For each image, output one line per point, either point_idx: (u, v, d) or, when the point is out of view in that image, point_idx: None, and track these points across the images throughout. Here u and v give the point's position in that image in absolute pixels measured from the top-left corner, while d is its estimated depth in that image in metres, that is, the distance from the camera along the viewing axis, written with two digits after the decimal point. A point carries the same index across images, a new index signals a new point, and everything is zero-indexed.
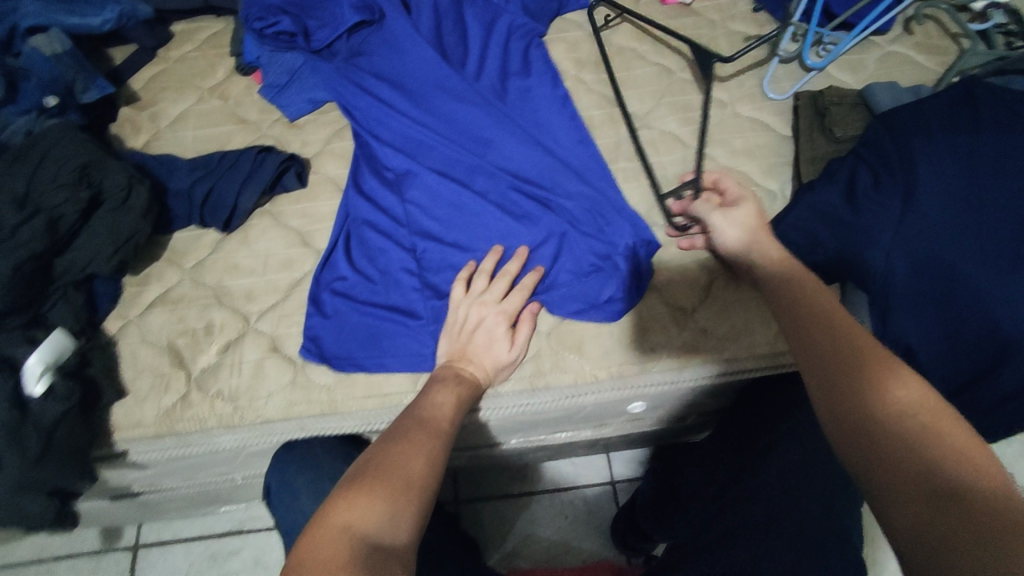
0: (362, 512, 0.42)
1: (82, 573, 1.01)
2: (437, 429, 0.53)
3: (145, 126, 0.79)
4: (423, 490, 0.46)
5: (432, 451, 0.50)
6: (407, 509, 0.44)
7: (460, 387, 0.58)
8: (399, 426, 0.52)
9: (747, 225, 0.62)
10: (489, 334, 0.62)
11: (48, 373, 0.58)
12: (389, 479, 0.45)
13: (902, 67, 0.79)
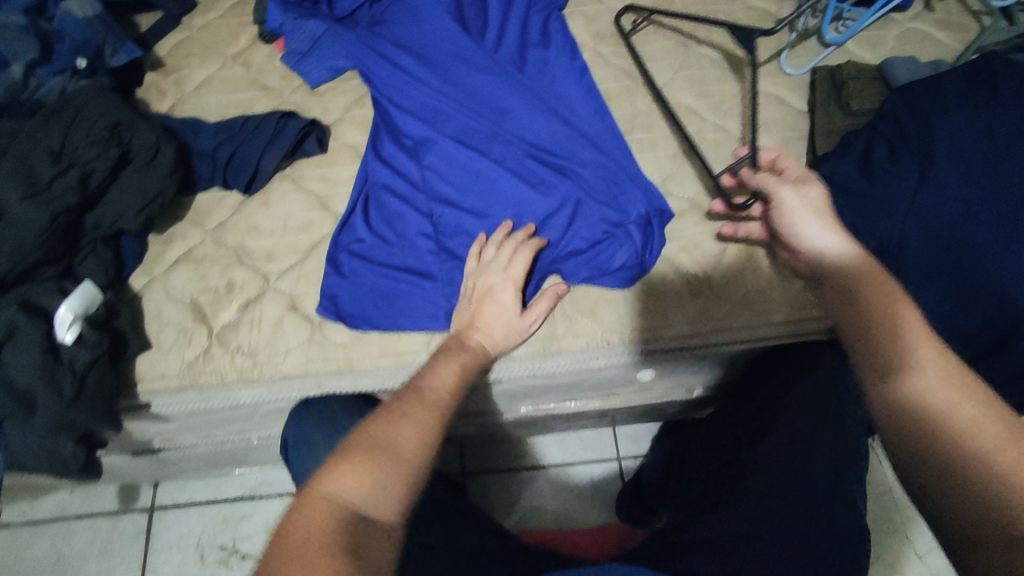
0: (348, 487, 0.43)
1: (100, 532, 1.04)
2: (437, 401, 0.52)
3: (170, 91, 0.81)
4: (413, 465, 0.46)
5: (429, 425, 0.49)
6: (395, 485, 0.45)
7: (464, 356, 0.58)
8: (397, 397, 0.51)
9: (806, 205, 0.59)
10: (495, 306, 0.62)
11: (77, 322, 0.60)
12: (379, 454, 0.46)
13: (921, 44, 0.79)
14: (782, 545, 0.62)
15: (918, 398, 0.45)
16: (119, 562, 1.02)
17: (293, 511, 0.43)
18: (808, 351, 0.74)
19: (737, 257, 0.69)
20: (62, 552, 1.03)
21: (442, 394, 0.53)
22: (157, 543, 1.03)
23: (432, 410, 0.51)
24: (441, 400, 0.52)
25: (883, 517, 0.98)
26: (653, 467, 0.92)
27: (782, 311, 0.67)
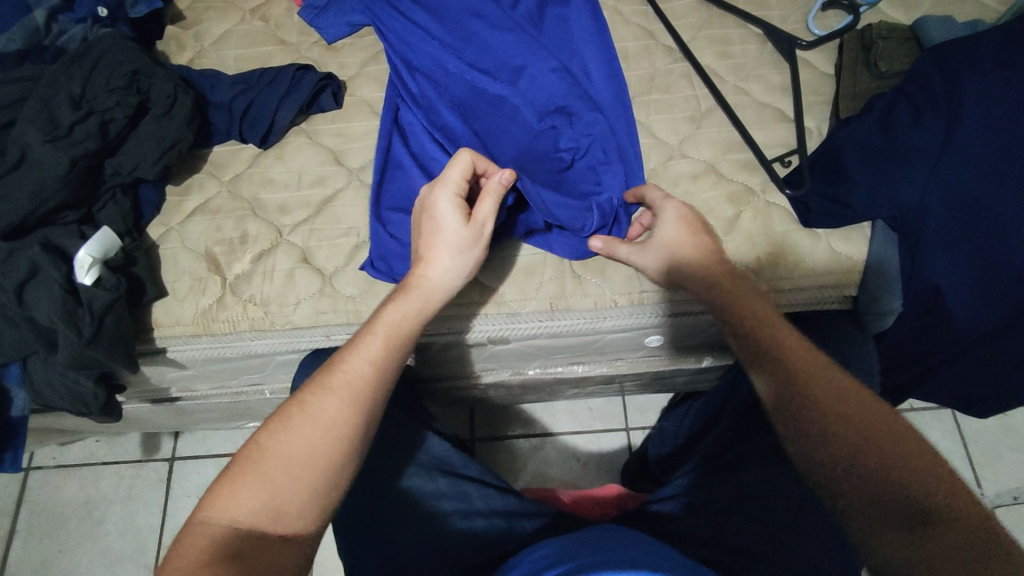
0: (235, 504, 0.48)
1: (124, 478, 1.08)
2: (345, 390, 0.52)
3: (190, 44, 0.81)
4: (313, 469, 0.49)
5: (324, 423, 0.50)
6: (285, 492, 0.49)
7: (393, 309, 0.55)
8: (308, 387, 0.52)
9: (667, 253, 0.60)
10: (431, 240, 0.58)
11: (96, 266, 0.61)
12: (266, 467, 0.49)
13: (959, 5, 0.76)
14: (783, 508, 0.63)
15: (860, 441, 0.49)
16: (141, 507, 1.06)
17: (188, 522, 0.48)
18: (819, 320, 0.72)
19: (752, 221, 0.68)
20: (89, 495, 1.07)
21: (354, 380, 0.52)
22: (177, 491, 1.07)
23: (340, 401, 0.51)
24: (354, 388, 0.52)
25: None
26: (660, 444, 0.90)
27: (791, 280, 0.66)
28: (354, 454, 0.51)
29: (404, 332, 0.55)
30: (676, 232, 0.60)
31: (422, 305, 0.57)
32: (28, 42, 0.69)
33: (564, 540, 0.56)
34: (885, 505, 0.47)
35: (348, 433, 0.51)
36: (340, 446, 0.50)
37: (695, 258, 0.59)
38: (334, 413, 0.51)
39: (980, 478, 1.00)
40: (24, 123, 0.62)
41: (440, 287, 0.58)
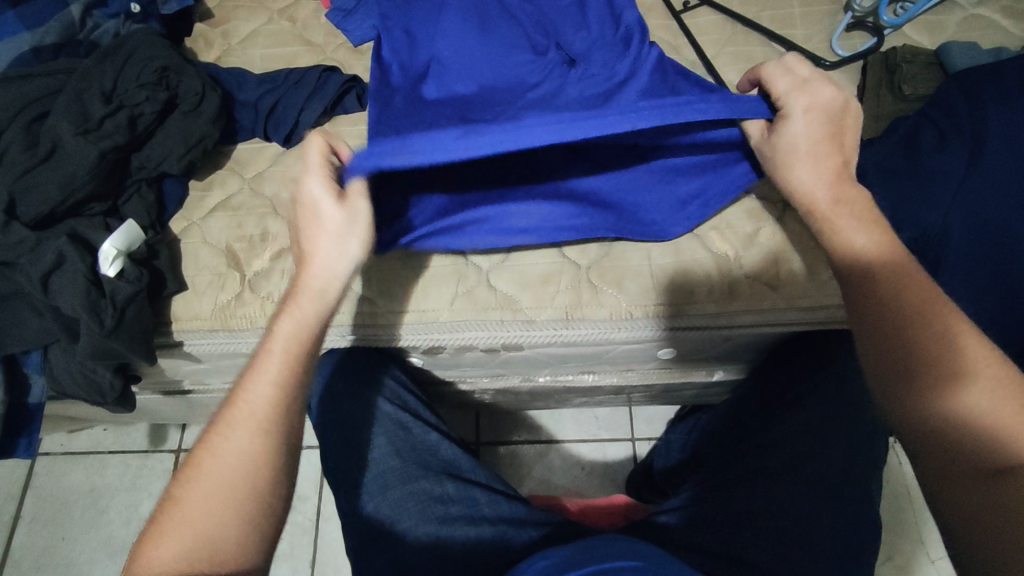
0: (161, 553, 0.48)
1: (130, 468, 1.09)
2: (249, 414, 0.52)
3: (218, 42, 0.82)
4: (229, 502, 0.49)
5: (236, 449, 0.51)
6: (206, 530, 0.48)
7: (284, 323, 0.54)
8: (215, 420, 0.52)
9: (792, 153, 0.56)
10: (317, 226, 0.55)
11: (120, 258, 0.62)
12: (184, 510, 0.49)
13: (984, 31, 0.76)
14: (792, 523, 0.63)
15: (978, 416, 0.47)
16: (146, 497, 1.07)
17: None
18: (833, 341, 0.72)
19: (770, 238, 0.68)
20: (94, 483, 1.08)
21: (258, 402, 0.52)
22: None
23: (245, 430, 0.51)
24: (257, 415, 0.52)
25: (897, 520, 0.97)
26: (666, 456, 0.90)
27: (807, 298, 0.66)
28: (265, 475, 0.51)
29: (303, 340, 0.54)
30: (807, 134, 0.56)
31: (319, 307, 0.55)
32: (63, 35, 0.70)
33: (571, 550, 0.56)
34: (953, 476, 0.47)
35: (252, 459, 0.50)
36: (250, 473, 0.50)
37: (811, 175, 0.56)
38: (240, 442, 0.51)
39: None
40: (57, 116, 0.63)
41: (322, 288, 0.55)
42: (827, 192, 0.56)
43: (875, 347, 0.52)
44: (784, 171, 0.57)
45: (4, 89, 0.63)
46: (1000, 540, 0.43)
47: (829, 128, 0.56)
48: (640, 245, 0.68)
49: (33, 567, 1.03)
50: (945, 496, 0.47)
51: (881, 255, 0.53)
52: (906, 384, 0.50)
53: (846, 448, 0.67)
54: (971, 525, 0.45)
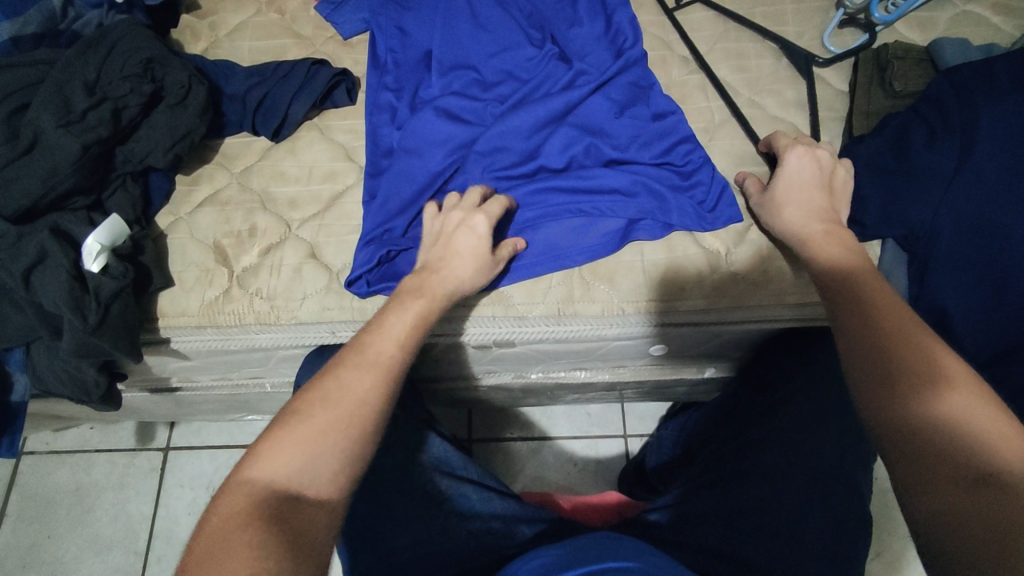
0: (272, 464, 0.45)
1: (117, 467, 1.07)
2: (374, 361, 0.52)
3: (205, 35, 0.81)
4: (349, 431, 0.48)
5: (362, 386, 0.50)
6: (324, 454, 0.47)
7: (417, 300, 0.57)
8: (343, 355, 0.52)
9: (781, 196, 0.63)
10: (461, 244, 0.61)
11: (104, 253, 0.61)
12: (305, 425, 0.47)
13: (974, 28, 0.76)
14: (781, 519, 0.63)
15: (957, 418, 0.45)
16: (133, 496, 1.05)
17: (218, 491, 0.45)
18: (824, 337, 0.72)
19: (762, 234, 0.68)
20: (81, 482, 1.06)
21: (382, 357, 0.52)
22: (170, 481, 1.06)
23: (370, 373, 0.51)
24: (382, 365, 0.52)
25: (886, 514, 0.98)
26: (657, 453, 0.90)
27: (797, 294, 0.66)
28: (381, 423, 0.50)
29: (425, 317, 0.57)
30: (796, 179, 0.63)
31: (443, 298, 0.58)
32: (44, 25, 0.68)
33: (564, 548, 0.56)
34: (939, 480, 0.43)
35: (376, 402, 0.50)
36: (370, 413, 0.49)
37: (793, 214, 0.62)
38: (367, 381, 0.51)
39: None
40: (38, 107, 0.61)
41: (450, 280, 0.59)
42: (818, 225, 0.60)
43: (854, 359, 0.50)
44: (774, 214, 0.63)
45: None
46: (992, 550, 0.39)
47: (817, 174, 0.63)
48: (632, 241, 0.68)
49: (17, 567, 1.01)
50: (929, 499, 0.43)
51: (855, 266, 0.56)
52: (891, 393, 0.47)
53: (836, 445, 0.67)
54: (952, 533, 0.41)
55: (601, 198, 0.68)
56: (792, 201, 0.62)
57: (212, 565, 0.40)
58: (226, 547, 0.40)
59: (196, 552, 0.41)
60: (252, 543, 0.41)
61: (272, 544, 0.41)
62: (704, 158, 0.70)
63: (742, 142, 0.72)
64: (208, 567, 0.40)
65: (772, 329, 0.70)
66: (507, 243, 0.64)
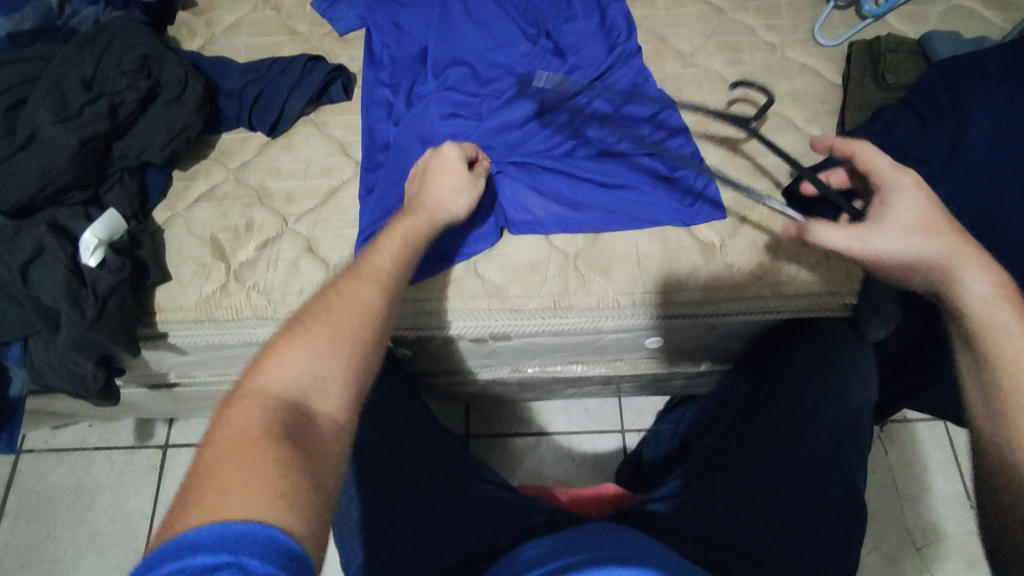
0: (277, 376, 0.44)
1: (116, 465, 1.08)
2: (375, 277, 0.52)
3: (201, 31, 0.82)
4: (353, 345, 0.47)
5: (365, 301, 0.50)
6: (331, 366, 0.46)
7: (410, 223, 0.58)
8: (338, 275, 0.52)
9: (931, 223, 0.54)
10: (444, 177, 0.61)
11: (101, 248, 0.61)
12: (311, 335, 0.46)
13: (966, 21, 0.77)
14: (777, 506, 0.64)
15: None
16: (132, 493, 1.05)
17: (219, 410, 0.44)
18: (818, 329, 0.73)
19: (756, 226, 0.69)
20: (80, 480, 1.07)
21: (382, 274, 0.53)
22: (169, 479, 1.06)
23: (373, 289, 0.51)
24: (382, 279, 0.52)
25: (882, 508, 0.99)
26: (655, 447, 0.91)
27: (793, 285, 0.66)
28: (384, 337, 0.50)
29: (418, 243, 0.57)
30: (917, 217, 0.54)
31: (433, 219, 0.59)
32: (41, 22, 0.69)
33: (561, 538, 0.57)
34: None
35: (378, 316, 0.50)
36: (374, 325, 0.49)
37: (936, 247, 0.53)
38: (369, 294, 0.50)
39: (971, 491, 0.99)
40: (35, 103, 0.61)
41: (442, 209, 0.60)
42: (935, 238, 0.53)
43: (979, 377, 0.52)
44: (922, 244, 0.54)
45: None
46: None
47: (941, 206, 0.55)
48: (625, 232, 0.69)
49: (17, 565, 1.01)
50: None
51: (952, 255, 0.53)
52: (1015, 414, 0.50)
53: (830, 434, 0.68)
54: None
55: (591, 191, 0.70)
56: (928, 243, 0.53)
57: (229, 472, 0.38)
58: (245, 456, 0.39)
59: (206, 464, 0.39)
60: (273, 451, 0.40)
61: (289, 454, 0.40)
62: (696, 152, 0.71)
63: (735, 135, 0.73)
64: (227, 475, 0.38)
65: (767, 320, 0.71)
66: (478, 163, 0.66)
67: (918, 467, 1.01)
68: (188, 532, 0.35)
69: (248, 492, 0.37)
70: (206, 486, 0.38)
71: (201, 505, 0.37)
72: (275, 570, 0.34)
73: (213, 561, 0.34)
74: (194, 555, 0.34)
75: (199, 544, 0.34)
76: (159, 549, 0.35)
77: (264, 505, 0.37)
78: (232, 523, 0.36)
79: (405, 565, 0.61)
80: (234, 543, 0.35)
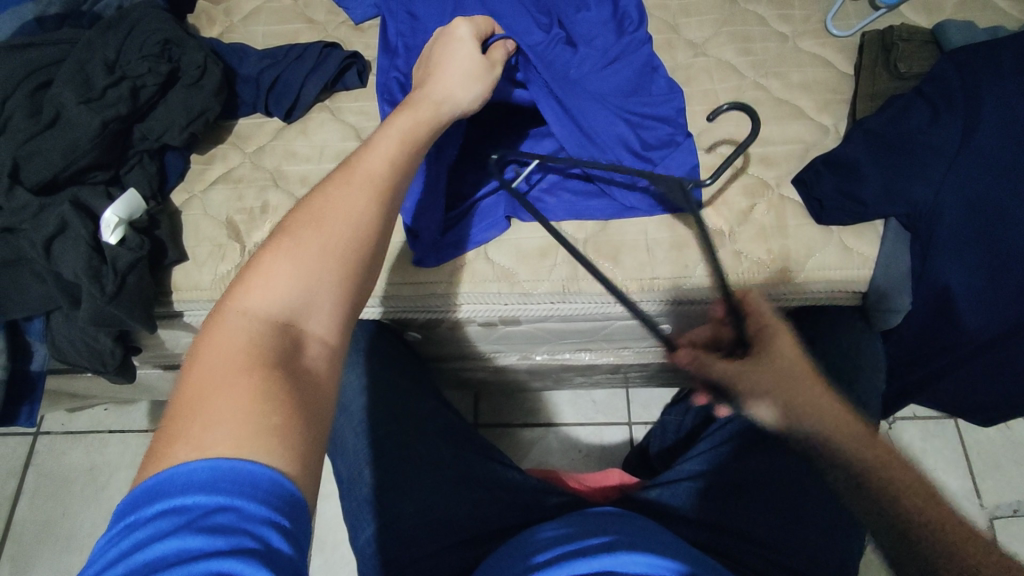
0: (259, 295, 0.44)
1: (130, 448, 1.10)
2: (369, 179, 0.51)
3: (221, 20, 0.83)
4: (343, 262, 0.47)
5: (357, 206, 0.49)
6: (319, 280, 0.46)
7: (414, 121, 0.57)
8: (326, 183, 0.50)
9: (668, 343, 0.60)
10: (455, 60, 0.61)
11: (121, 226, 0.63)
12: (296, 251, 0.46)
13: (981, 12, 0.76)
14: (781, 489, 0.64)
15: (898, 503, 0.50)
16: None
17: (202, 332, 0.44)
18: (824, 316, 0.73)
19: (766, 213, 0.69)
20: (95, 462, 1.09)
21: (376, 176, 0.51)
22: None
23: (365, 192, 0.50)
24: (375, 181, 0.51)
25: None
26: (661, 437, 0.90)
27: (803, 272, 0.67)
28: (379, 244, 0.50)
29: (417, 141, 0.56)
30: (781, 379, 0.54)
31: (433, 110, 0.58)
32: (66, 7, 0.71)
33: (576, 525, 0.57)
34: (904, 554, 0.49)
35: (371, 227, 0.49)
36: (367, 238, 0.48)
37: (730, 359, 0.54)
38: (360, 205, 0.49)
39: (981, 489, 0.98)
40: (60, 85, 0.63)
41: (455, 95, 0.60)
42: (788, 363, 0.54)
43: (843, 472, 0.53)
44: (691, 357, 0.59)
45: (5, 59, 0.64)
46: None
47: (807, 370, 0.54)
48: (636, 219, 0.69)
49: (34, 544, 1.03)
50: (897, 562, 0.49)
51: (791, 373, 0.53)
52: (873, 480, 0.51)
53: None
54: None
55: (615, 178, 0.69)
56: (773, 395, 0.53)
57: (213, 402, 0.39)
58: (233, 384, 0.40)
59: (191, 392, 0.40)
60: (259, 378, 0.40)
61: (275, 375, 0.41)
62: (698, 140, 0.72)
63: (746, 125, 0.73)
64: (213, 403, 0.39)
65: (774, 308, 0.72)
66: (498, 45, 0.65)
67: (927, 464, 1.00)
68: (180, 466, 0.37)
69: (236, 418, 0.38)
70: (193, 416, 0.39)
71: (187, 439, 0.38)
72: (269, 512, 0.36)
73: (208, 503, 0.36)
74: (187, 497, 0.36)
75: (192, 484, 0.36)
76: (152, 482, 0.37)
77: (252, 439, 0.38)
78: (224, 458, 0.37)
79: (415, 541, 0.62)
80: (226, 484, 0.36)
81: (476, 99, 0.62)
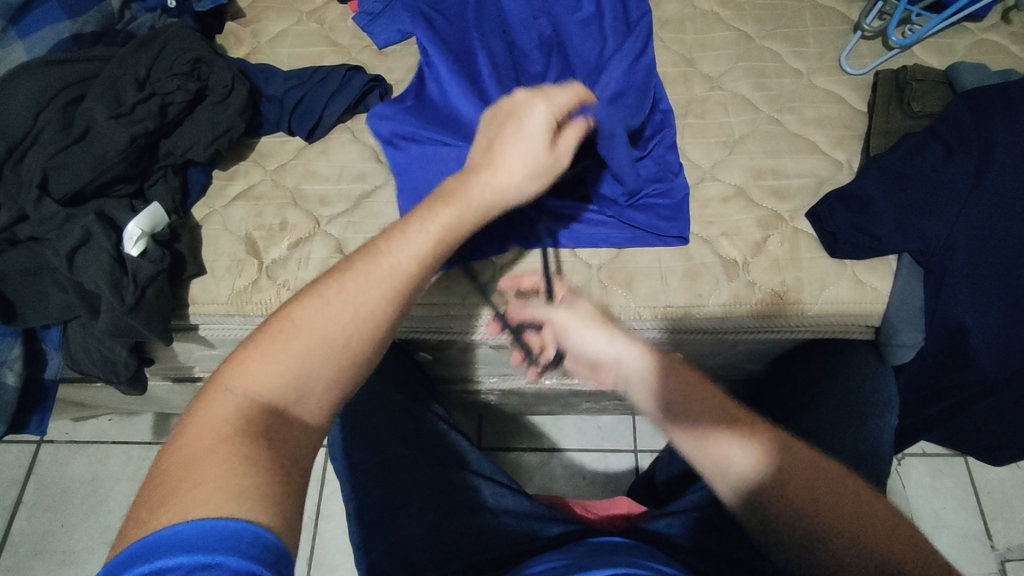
0: (254, 376, 0.45)
1: (133, 459, 1.09)
2: (389, 272, 0.50)
3: (248, 40, 0.86)
4: (342, 354, 0.47)
5: (369, 298, 0.48)
6: (316, 369, 0.46)
7: (451, 211, 0.53)
8: (347, 267, 0.49)
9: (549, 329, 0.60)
10: (522, 147, 0.56)
11: (143, 238, 0.64)
12: (296, 339, 0.46)
13: (992, 55, 0.78)
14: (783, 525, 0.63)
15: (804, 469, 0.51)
16: None
17: (196, 399, 0.45)
18: (838, 351, 0.73)
19: (779, 245, 0.69)
20: (96, 472, 1.08)
21: (397, 269, 0.50)
22: None
23: (379, 285, 0.49)
24: (397, 275, 0.50)
25: None
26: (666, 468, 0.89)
27: (813, 306, 0.67)
28: (385, 337, 0.49)
29: (458, 227, 0.53)
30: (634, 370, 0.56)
31: (480, 213, 0.54)
32: (101, 25, 0.74)
33: (575, 554, 0.57)
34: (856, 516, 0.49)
35: (381, 320, 0.49)
36: (374, 333, 0.48)
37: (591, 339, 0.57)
38: (373, 299, 0.48)
39: (992, 531, 0.97)
40: (92, 100, 0.65)
41: (507, 184, 0.55)
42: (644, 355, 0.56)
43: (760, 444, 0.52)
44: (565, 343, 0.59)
45: (40, 73, 0.66)
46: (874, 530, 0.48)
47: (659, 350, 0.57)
48: (649, 246, 0.70)
49: (30, 554, 1.03)
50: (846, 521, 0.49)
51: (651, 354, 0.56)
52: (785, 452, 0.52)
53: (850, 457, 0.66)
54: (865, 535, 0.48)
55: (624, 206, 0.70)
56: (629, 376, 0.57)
57: (198, 471, 0.40)
58: (215, 454, 0.41)
59: (178, 458, 0.41)
60: (240, 455, 0.41)
61: (258, 453, 0.42)
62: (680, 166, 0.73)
63: (759, 158, 0.74)
64: (196, 474, 0.40)
65: (787, 340, 0.72)
66: (575, 126, 0.60)
67: (937, 502, 0.99)
68: (162, 530, 0.37)
69: (212, 489, 0.39)
70: (175, 481, 0.40)
71: (170, 504, 0.39)
72: (256, 565, 0.36)
73: (194, 561, 0.36)
74: (174, 556, 0.36)
75: (178, 543, 0.36)
76: (133, 547, 0.37)
77: (234, 500, 0.39)
78: (206, 518, 0.37)
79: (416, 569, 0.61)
80: (211, 541, 0.36)
81: (528, 192, 0.57)
